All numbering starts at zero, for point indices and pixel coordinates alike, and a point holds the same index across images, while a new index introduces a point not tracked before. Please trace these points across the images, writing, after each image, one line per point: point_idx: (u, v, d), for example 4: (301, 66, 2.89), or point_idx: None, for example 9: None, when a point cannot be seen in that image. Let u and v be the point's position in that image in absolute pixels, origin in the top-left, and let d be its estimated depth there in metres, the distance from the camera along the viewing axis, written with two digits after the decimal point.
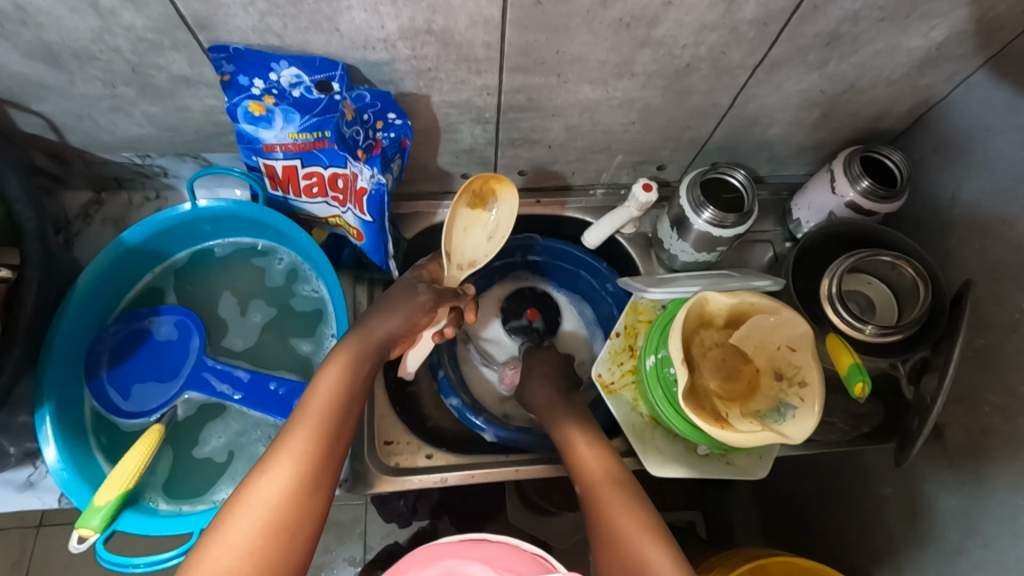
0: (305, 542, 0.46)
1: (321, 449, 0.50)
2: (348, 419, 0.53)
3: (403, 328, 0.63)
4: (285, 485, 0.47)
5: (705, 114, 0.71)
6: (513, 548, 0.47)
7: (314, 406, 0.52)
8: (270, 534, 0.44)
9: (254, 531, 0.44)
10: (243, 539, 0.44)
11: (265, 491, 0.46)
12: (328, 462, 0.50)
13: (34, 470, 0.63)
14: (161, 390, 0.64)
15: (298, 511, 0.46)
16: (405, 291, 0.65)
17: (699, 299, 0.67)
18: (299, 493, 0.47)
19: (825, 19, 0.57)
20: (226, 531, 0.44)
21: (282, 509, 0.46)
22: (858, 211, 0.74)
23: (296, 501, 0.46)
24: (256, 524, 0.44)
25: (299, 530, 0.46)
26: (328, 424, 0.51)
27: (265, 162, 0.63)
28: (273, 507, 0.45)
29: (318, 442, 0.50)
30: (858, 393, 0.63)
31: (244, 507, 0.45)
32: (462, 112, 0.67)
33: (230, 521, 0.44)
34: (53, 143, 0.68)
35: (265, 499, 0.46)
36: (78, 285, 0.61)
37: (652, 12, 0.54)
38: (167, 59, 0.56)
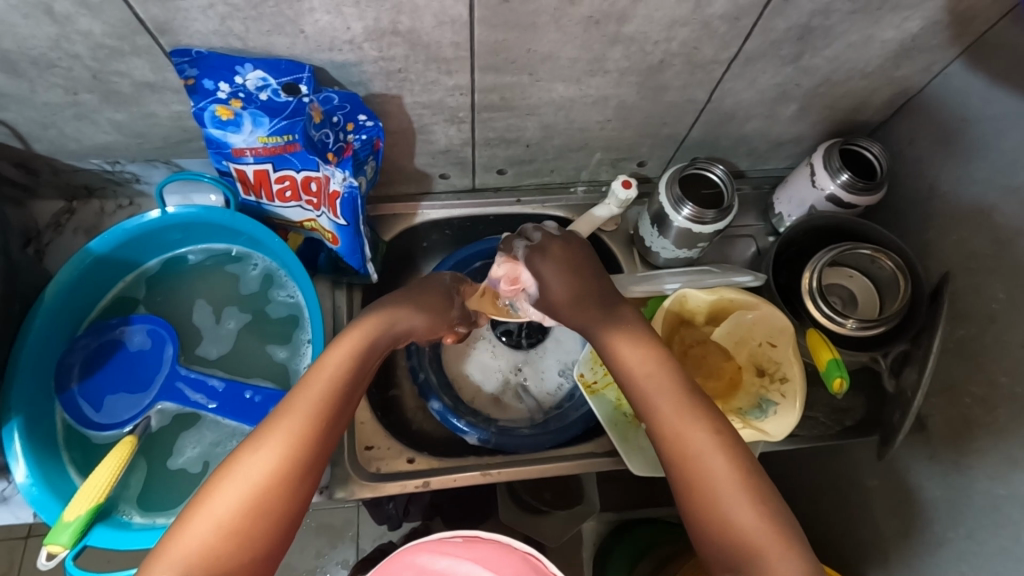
0: (288, 520, 0.46)
1: (317, 429, 0.49)
2: (346, 405, 0.53)
3: (423, 325, 0.65)
4: (273, 463, 0.46)
5: (682, 110, 0.71)
6: (507, 547, 0.48)
7: (314, 388, 0.51)
8: (253, 507, 0.44)
9: (236, 504, 0.44)
10: (227, 513, 0.43)
11: (253, 467, 0.46)
12: (322, 442, 0.49)
13: (6, 486, 0.61)
14: (134, 401, 0.63)
15: (281, 493, 0.46)
16: (440, 296, 0.68)
17: (678, 296, 0.67)
18: (287, 475, 0.46)
19: (796, 12, 0.57)
20: (212, 502, 0.44)
21: (268, 488, 0.45)
22: (838, 204, 0.74)
23: (282, 482, 0.46)
24: (240, 495, 0.44)
25: (282, 510, 0.46)
26: (327, 405, 0.51)
27: (236, 167, 0.62)
28: (256, 484, 0.45)
29: (313, 425, 0.49)
30: (836, 389, 0.63)
31: (229, 482, 0.45)
32: (435, 113, 0.66)
33: (216, 492, 0.44)
34: (19, 152, 0.66)
35: (251, 476, 0.45)
36: (46, 296, 0.60)
37: (621, 8, 0.54)
38: (128, 64, 0.54)
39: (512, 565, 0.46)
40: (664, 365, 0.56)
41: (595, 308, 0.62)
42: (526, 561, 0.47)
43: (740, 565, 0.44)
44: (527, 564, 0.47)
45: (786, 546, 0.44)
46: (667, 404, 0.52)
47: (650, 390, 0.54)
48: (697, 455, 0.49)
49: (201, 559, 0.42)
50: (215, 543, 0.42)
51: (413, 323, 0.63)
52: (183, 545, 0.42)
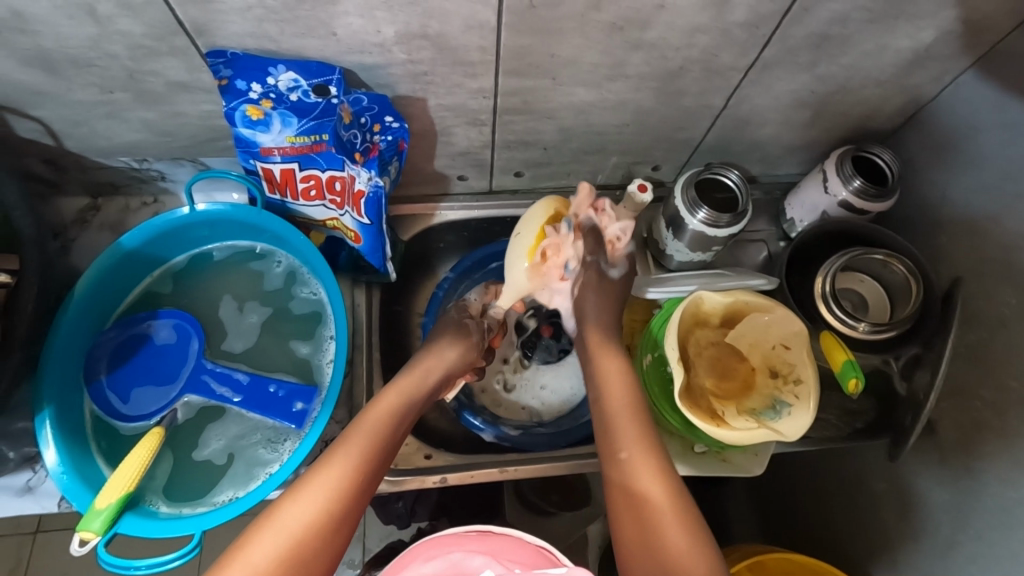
0: (318, 571, 0.49)
1: (358, 481, 0.55)
2: (383, 461, 0.58)
3: (454, 366, 0.71)
4: (310, 516, 0.51)
5: (698, 115, 0.72)
6: (518, 540, 0.50)
7: (358, 440, 0.57)
8: (287, 557, 0.48)
9: (271, 553, 0.48)
10: (262, 561, 0.47)
11: (291, 518, 0.50)
12: (357, 495, 0.54)
13: (33, 475, 0.63)
14: (161, 393, 0.64)
15: (315, 545, 0.50)
16: (455, 330, 0.75)
17: (694, 299, 0.67)
18: (321, 527, 0.50)
19: (813, 21, 0.58)
20: (248, 550, 0.48)
21: (305, 537, 0.49)
22: (850, 210, 0.75)
23: (318, 534, 0.50)
24: (276, 546, 0.48)
25: (312, 562, 0.49)
26: (364, 464, 0.56)
27: (263, 166, 0.64)
28: (294, 534, 0.49)
29: (350, 479, 0.54)
30: (852, 389, 0.63)
31: (266, 532, 0.49)
32: (458, 115, 0.68)
33: (254, 541, 0.48)
34: (51, 149, 0.68)
35: (288, 526, 0.49)
36: (77, 290, 0.62)
37: (644, 15, 0.55)
38: (164, 64, 0.56)
39: (528, 556, 0.48)
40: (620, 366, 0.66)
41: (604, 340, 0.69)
42: (539, 555, 0.48)
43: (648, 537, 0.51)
44: (542, 557, 0.48)
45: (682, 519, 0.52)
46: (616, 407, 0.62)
47: (634, 444, 0.58)
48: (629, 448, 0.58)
49: None
50: None
51: (437, 351, 0.71)
52: None
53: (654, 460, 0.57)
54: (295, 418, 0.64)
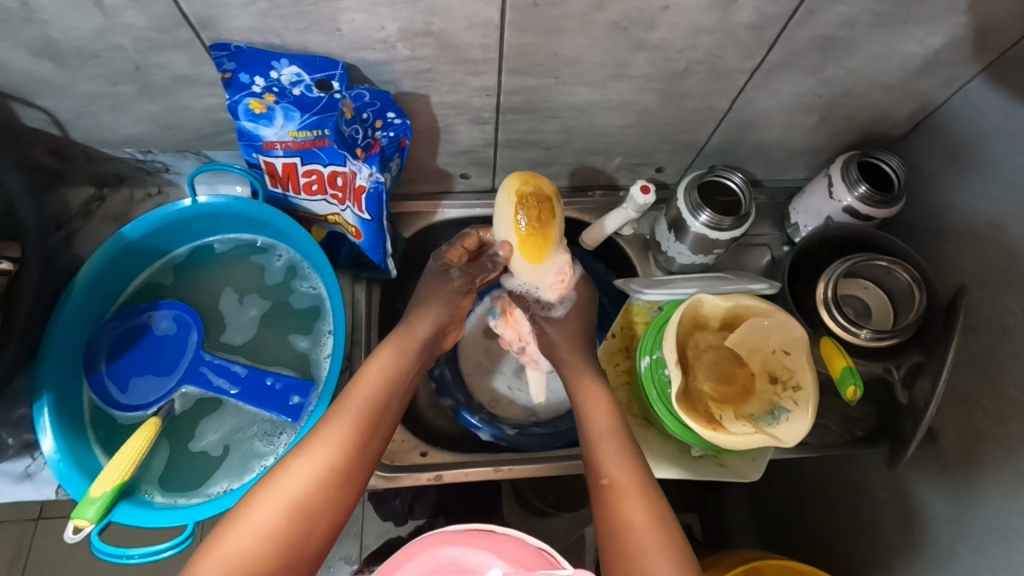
0: (321, 532, 0.49)
1: (361, 436, 0.54)
2: (387, 415, 0.57)
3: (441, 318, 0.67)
4: (312, 474, 0.50)
5: (702, 117, 0.72)
6: (519, 540, 0.50)
7: (355, 398, 0.56)
8: (293, 517, 0.48)
9: (277, 513, 0.48)
10: (267, 521, 0.47)
11: (293, 478, 0.50)
12: (362, 452, 0.53)
13: (32, 462, 0.65)
14: (159, 383, 0.65)
15: (319, 508, 0.49)
16: (435, 283, 0.69)
17: (694, 302, 0.67)
18: (322, 485, 0.50)
19: (820, 24, 0.58)
20: (253, 512, 0.48)
21: (310, 496, 0.49)
22: (855, 215, 0.75)
23: (319, 493, 0.50)
24: (280, 506, 0.48)
25: (318, 520, 0.49)
26: (364, 422, 0.55)
27: (265, 159, 0.64)
28: (300, 491, 0.49)
29: (351, 438, 0.53)
30: (850, 396, 0.63)
31: (271, 492, 0.49)
32: (460, 113, 0.68)
33: (258, 503, 0.48)
34: (56, 139, 0.68)
35: (291, 485, 0.49)
36: (79, 278, 0.62)
37: (648, 16, 0.55)
38: (168, 57, 0.56)
39: (528, 558, 0.48)
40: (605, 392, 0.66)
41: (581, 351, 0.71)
42: (542, 556, 0.49)
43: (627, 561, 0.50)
44: (542, 558, 0.48)
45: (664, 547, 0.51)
46: (603, 437, 0.61)
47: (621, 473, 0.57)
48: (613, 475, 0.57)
49: (239, 562, 0.45)
50: (253, 548, 0.46)
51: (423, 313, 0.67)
52: (223, 547, 0.46)
53: (637, 486, 0.56)
54: (291, 411, 0.64)
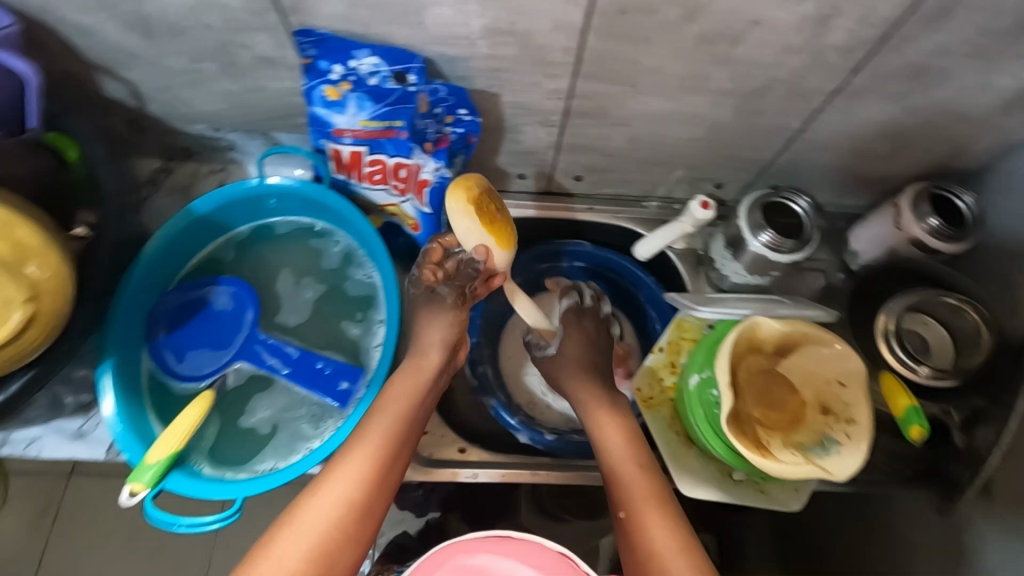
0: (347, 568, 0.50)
1: (378, 472, 0.54)
2: (404, 448, 0.57)
3: (449, 335, 0.66)
4: (332, 515, 0.50)
5: (773, 136, 0.70)
6: (538, 545, 0.48)
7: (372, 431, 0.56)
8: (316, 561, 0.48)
9: (300, 553, 0.48)
10: (291, 562, 0.47)
11: (314, 518, 0.50)
12: (379, 490, 0.54)
13: (86, 422, 0.67)
14: (214, 356, 0.66)
15: (342, 544, 0.50)
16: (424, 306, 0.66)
17: (750, 324, 0.65)
18: (342, 524, 0.50)
19: (912, 50, 0.56)
20: (275, 552, 0.48)
21: (330, 538, 0.49)
22: (923, 249, 0.71)
23: (340, 532, 0.50)
24: (303, 545, 0.48)
25: (340, 557, 0.50)
26: (383, 455, 0.55)
27: (333, 147, 0.65)
28: (321, 533, 0.49)
29: (371, 475, 0.54)
30: (914, 437, 0.60)
31: (290, 535, 0.49)
32: (529, 114, 0.67)
33: (280, 542, 0.48)
34: (134, 111, 0.70)
35: (312, 525, 0.49)
36: (147, 250, 0.64)
37: (736, 30, 0.54)
38: (254, 39, 0.57)
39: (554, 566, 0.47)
40: (622, 417, 0.66)
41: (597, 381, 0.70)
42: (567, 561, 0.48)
43: None
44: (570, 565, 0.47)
45: (687, 555, 0.53)
46: (619, 453, 0.62)
47: (639, 499, 0.57)
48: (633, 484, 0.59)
49: None
50: None
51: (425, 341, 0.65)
52: None
53: (653, 496, 0.58)
54: (339, 397, 0.65)
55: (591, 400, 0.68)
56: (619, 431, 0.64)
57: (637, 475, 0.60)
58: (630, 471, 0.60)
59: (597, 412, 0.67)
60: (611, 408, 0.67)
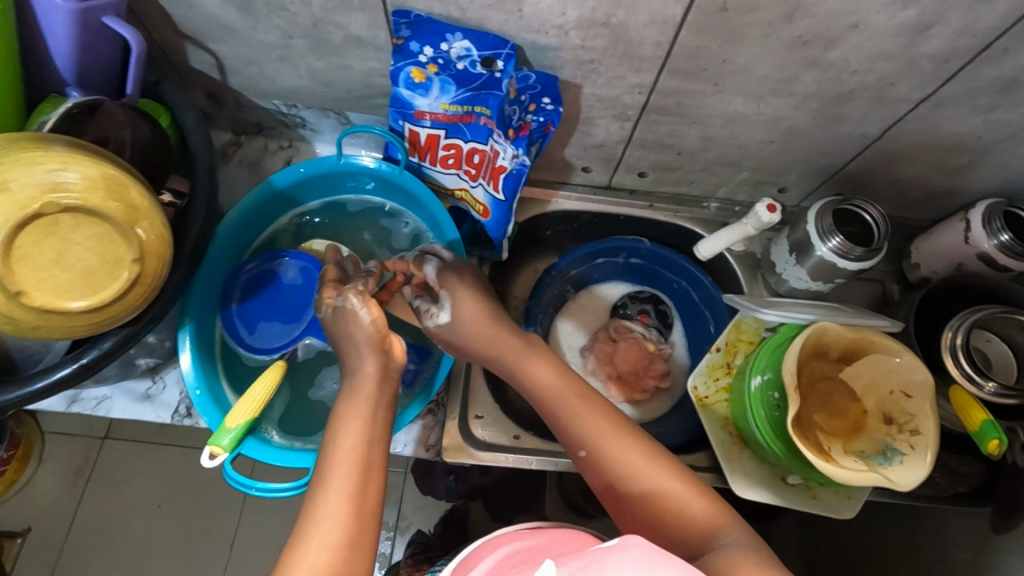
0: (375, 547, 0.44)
1: (365, 483, 0.46)
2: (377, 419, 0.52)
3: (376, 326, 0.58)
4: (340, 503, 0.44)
5: (848, 143, 0.70)
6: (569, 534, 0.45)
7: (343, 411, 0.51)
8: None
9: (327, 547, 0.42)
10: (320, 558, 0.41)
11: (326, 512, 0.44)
12: (371, 468, 0.48)
13: (152, 385, 0.70)
14: (286, 331, 0.69)
15: (364, 527, 0.44)
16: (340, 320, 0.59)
17: (817, 329, 0.65)
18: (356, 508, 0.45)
19: (1010, 63, 0.55)
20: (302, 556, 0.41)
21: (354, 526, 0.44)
22: (993, 265, 0.72)
23: (357, 517, 0.44)
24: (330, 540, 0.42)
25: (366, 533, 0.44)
26: (363, 427, 0.50)
27: (411, 128, 0.66)
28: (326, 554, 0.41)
29: (361, 453, 0.48)
30: (992, 450, 0.59)
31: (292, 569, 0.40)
32: (606, 108, 0.68)
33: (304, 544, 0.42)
34: (216, 83, 0.71)
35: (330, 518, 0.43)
36: (226, 220, 0.64)
37: (834, 33, 0.54)
38: (350, 18, 0.58)
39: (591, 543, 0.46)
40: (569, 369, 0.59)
41: (511, 339, 0.62)
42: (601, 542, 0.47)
43: (683, 535, 0.47)
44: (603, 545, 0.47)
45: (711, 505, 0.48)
46: (562, 402, 0.56)
47: (597, 436, 0.53)
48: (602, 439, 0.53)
49: None
50: None
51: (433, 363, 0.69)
52: None
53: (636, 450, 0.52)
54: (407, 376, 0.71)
55: (515, 359, 0.60)
56: (554, 379, 0.58)
57: (604, 429, 0.53)
58: (584, 420, 0.54)
59: (531, 362, 0.60)
60: (543, 351, 0.61)
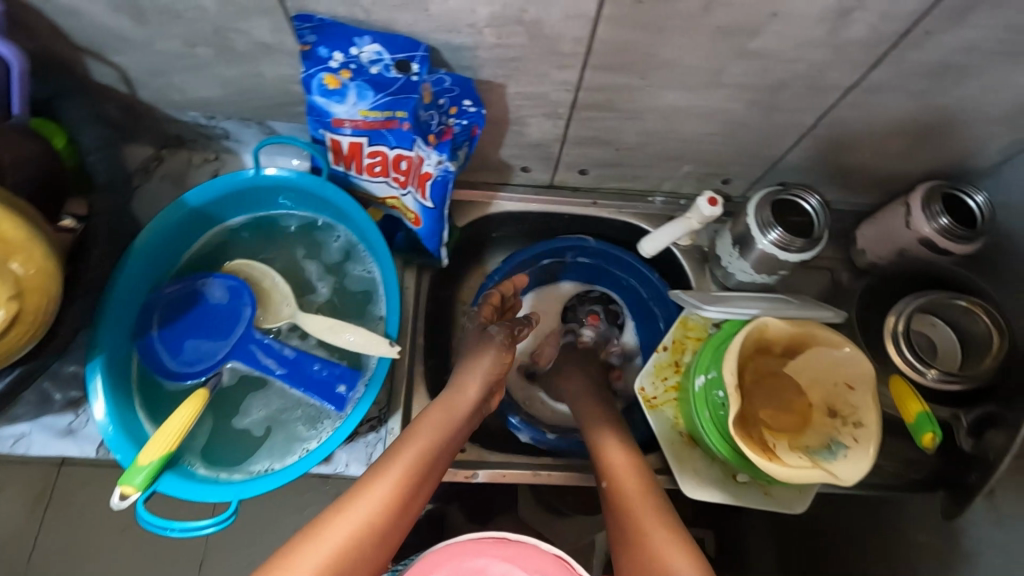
0: None
1: (402, 498, 0.54)
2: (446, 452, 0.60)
3: (485, 375, 0.67)
4: (355, 530, 0.50)
5: (785, 132, 0.68)
6: (534, 548, 0.48)
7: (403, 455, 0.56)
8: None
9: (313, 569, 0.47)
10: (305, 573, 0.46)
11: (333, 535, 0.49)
12: (394, 522, 0.53)
13: (75, 419, 0.65)
14: (212, 351, 0.64)
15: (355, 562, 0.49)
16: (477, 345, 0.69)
17: (758, 325, 0.64)
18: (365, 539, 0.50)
19: (937, 47, 0.54)
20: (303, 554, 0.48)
21: (347, 558, 0.49)
22: (932, 249, 0.70)
23: (359, 548, 0.49)
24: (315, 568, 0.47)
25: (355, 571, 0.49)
26: (422, 463, 0.57)
27: (332, 137, 0.62)
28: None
29: (404, 485, 0.54)
30: (925, 444, 0.58)
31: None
32: (536, 106, 0.65)
33: (303, 549, 0.48)
34: (124, 96, 0.67)
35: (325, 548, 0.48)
36: (139, 242, 0.61)
37: (756, 22, 0.52)
38: (252, 23, 0.55)
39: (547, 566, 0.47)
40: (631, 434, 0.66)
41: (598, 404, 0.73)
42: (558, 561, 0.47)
43: None
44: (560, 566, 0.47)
45: None
46: (620, 442, 0.64)
47: (621, 477, 0.60)
48: (625, 481, 0.59)
49: None
50: None
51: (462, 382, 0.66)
52: None
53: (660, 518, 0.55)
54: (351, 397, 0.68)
55: (598, 421, 0.68)
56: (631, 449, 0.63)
57: (634, 479, 0.59)
58: (619, 454, 0.62)
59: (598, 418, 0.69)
60: (614, 433, 0.66)
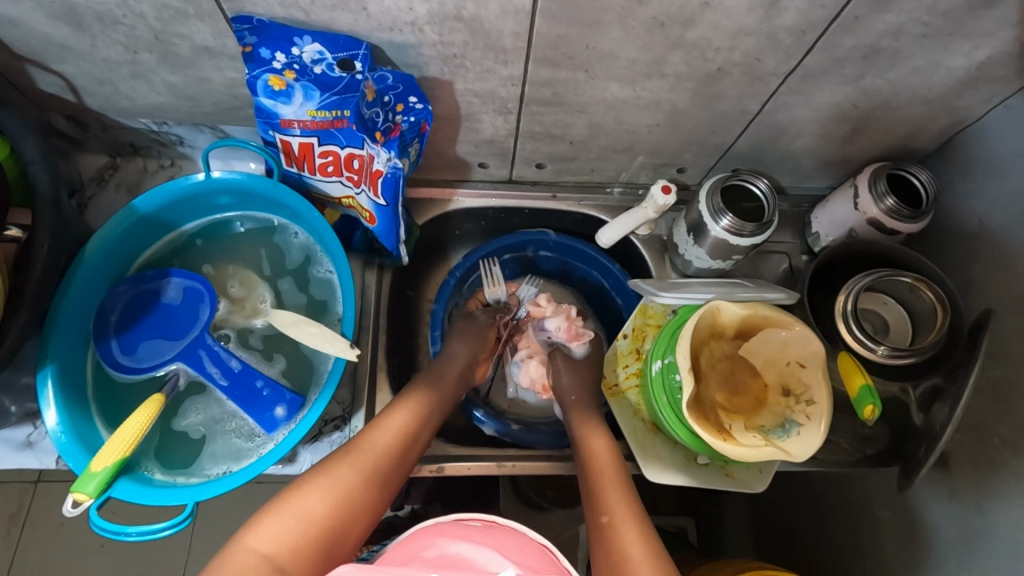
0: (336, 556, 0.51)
1: (383, 470, 0.57)
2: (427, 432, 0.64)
3: (475, 352, 0.76)
4: (338, 495, 0.53)
5: (732, 120, 0.70)
6: (522, 536, 0.49)
7: (390, 431, 0.60)
8: (302, 542, 0.49)
9: (296, 526, 0.49)
10: (288, 530, 0.49)
11: (317, 495, 0.52)
12: (377, 495, 0.56)
13: (33, 430, 0.65)
14: (163, 349, 0.64)
15: (340, 526, 0.52)
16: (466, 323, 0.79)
17: (711, 308, 0.65)
18: (348, 504, 0.53)
19: (865, 31, 0.56)
20: (285, 511, 0.50)
21: (329, 520, 0.51)
22: (880, 228, 0.73)
23: (343, 514, 0.52)
24: (299, 525, 0.50)
25: (339, 539, 0.51)
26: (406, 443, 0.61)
27: (281, 138, 0.62)
28: (297, 529, 0.49)
29: (387, 460, 0.58)
30: (867, 416, 0.61)
31: (263, 529, 0.49)
32: (485, 102, 0.66)
33: (288, 506, 0.51)
34: (73, 105, 0.67)
35: (311, 507, 0.51)
36: (89, 248, 0.61)
37: (688, 12, 0.53)
38: (191, 28, 0.55)
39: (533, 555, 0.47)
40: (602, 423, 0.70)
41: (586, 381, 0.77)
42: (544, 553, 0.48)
43: None
44: (547, 557, 0.48)
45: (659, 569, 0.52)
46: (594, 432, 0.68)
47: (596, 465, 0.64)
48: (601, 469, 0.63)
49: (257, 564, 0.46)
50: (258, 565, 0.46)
51: (453, 352, 0.75)
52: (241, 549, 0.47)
53: (635, 513, 0.58)
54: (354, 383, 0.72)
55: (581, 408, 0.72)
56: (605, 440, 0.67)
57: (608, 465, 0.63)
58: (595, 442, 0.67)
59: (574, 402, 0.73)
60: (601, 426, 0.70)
